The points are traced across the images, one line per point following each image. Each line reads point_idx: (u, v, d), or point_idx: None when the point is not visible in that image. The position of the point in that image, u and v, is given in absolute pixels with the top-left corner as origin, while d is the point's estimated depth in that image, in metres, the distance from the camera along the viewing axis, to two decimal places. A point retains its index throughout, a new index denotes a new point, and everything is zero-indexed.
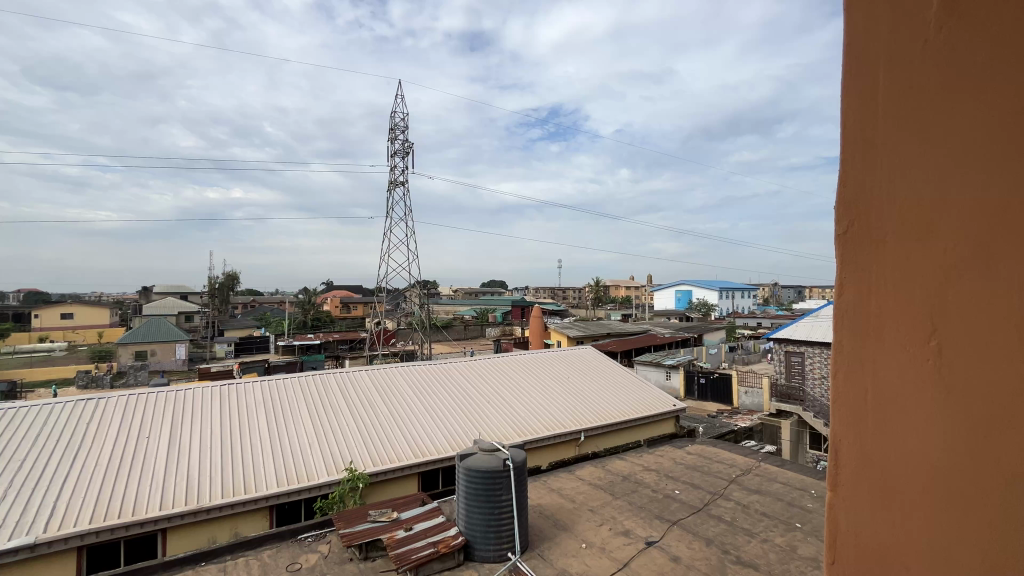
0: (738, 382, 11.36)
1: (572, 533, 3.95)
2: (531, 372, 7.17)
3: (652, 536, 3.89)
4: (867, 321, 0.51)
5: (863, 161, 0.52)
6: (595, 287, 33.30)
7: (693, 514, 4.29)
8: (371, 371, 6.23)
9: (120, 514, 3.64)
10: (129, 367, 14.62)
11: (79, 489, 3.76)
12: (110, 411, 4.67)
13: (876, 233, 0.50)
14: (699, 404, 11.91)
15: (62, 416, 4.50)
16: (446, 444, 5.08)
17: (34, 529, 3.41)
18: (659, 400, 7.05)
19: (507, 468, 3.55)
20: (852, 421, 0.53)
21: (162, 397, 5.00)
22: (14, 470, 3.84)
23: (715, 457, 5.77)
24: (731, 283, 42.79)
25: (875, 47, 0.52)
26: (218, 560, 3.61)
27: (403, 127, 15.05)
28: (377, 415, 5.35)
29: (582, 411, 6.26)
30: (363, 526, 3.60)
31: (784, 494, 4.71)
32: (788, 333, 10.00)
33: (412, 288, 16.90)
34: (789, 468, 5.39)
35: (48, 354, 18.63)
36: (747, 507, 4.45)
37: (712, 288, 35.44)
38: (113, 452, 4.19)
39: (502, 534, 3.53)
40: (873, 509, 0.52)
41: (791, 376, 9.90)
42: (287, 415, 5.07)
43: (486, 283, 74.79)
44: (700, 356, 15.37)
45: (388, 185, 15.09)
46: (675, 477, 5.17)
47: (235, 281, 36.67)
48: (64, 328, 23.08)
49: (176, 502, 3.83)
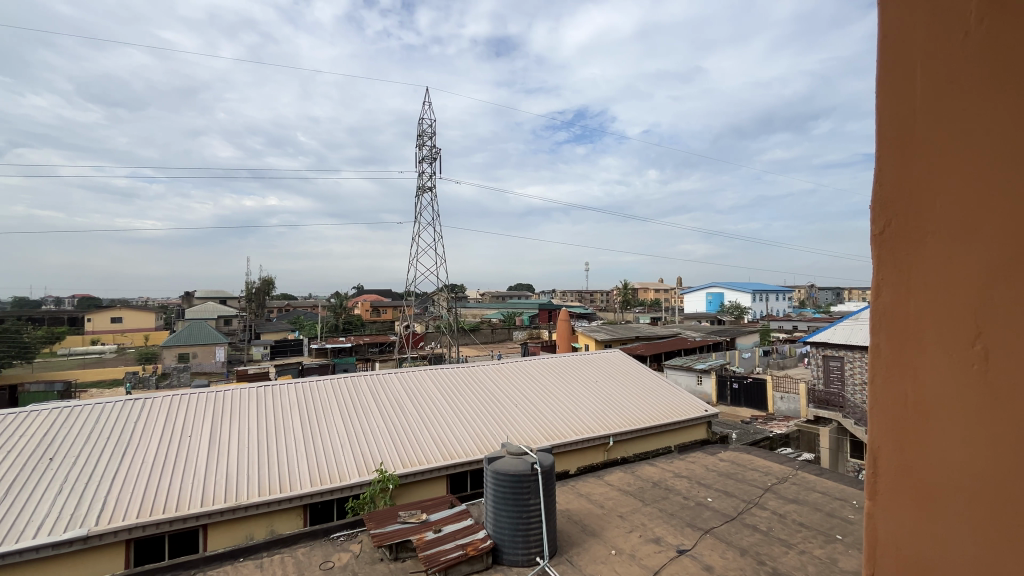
0: (773, 388, 11.00)
1: (601, 538, 3.92)
2: (558, 376, 7.14)
3: (683, 545, 3.81)
4: (902, 321, 0.50)
5: (901, 161, 0.50)
6: (623, 291, 32.95)
7: (727, 522, 4.18)
8: (400, 373, 6.37)
9: (164, 509, 3.81)
10: (173, 369, 15.39)
11: (126, 485, 3.96)
12: (156, 410, 4.91)
13: (915, 232, 0.49)
14: (732, 409, 11.57)
15: (113, 413, 4.77)
16: (474, 446, 5.11)
17: (88, 522, 3.60)
18: (690, 405, 6.90)
19: (535, 472, 3.54)
20: (891, 428, 0.52)
21: (204, 398, 5.23)
22: (68, 464, 4.08)
23: (749, 465, 5.59)
24: (764, 286, 41.57)
25: (910, 43, 0.50)
26: (255, 556, 3.72)
27: (430, 134, 15.27)
28: (407, 417, 5.43)
29: (610, 415, 6.21)
30: (393, 527, 3.65)
31: (824, 504, 4.53)
32: (826, 337, 9.62)
33: (440, 292, 17.09)
34: (829, 478, 5.18)
35: (100, 356, 19.79)
36: (784, 516, 4.31)
37: (744, 291, 34.61)
38: (159, 449, 4.40)
39: (530, 538, 3.52)
40: (911, 514, 0.50)
41: (830, 382, 9.44)
42: (320, 417, 5.20)
43: (513, 287, 74.83)
44: (733, 360, 14.92)
45: (416, 190, 15.37)
46: (708, 484, 5.04)
47: (271, 285, 38.06)
48: (114, 330, 24.40)
49: (216, 499, 3.98)
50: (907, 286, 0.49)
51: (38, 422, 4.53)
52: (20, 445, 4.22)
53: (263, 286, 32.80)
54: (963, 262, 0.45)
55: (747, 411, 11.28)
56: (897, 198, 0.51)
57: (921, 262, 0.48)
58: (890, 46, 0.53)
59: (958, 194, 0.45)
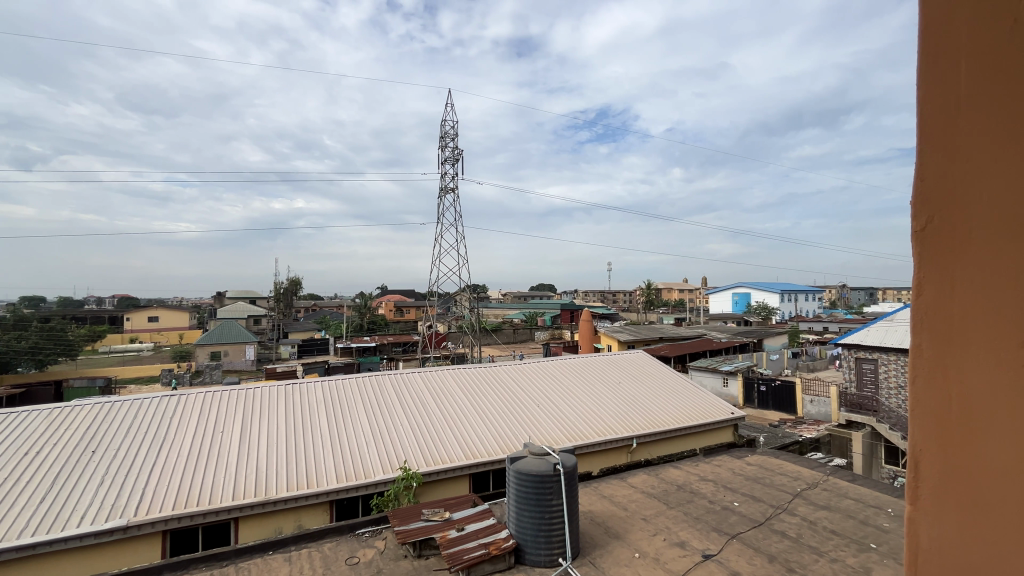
0: (803, 391, 10.69)
1: (624, 541, 3.88)
2: (580, 376, 7.10)
3: (709, 549, 3.74)
4: (948, 320, 0.48)
5: (946, 159, 0.49)
6: (646, 291, 32.54)
7: (754, 528, 4.08)
8: (423, 372, 6.43)
9: (198, 502, 3.95)
10: (206, 367, 15.90)
11: (163, 478, 4.11)
12: (190, 406, 5.09)
13: (960, 233, 0.47)
14: (760, 412, 11.31)
15: (151, 409, 4.97)
16: (496, 446, 5.13)
17: (127, 512, 3.75)
18: (715, 408, 6.78)
19: (558, 472, 3.52)
20: (936, 434, 0.51)
21: (236, 395, 5.40)
22: (109, 457, 4.26)
23: (778, 469, 5.46)
24: (794, 287, 40.48)
25: (957, 31, 0.48)
26: (284, 549, 3.81)
27: (452, 135, 15.31)
28: (429, 417, 5.48)
29: (633, 416, 6.15)
30: (416, 525, 3.68)
31: (856, 511, 4.39)
32: (858, 339, 9.36)
33: (462, 292, 17.16)
34: (862, 484, 5.01)
35: (138, 355, 20.57)
36: (815, 523, 4.18)
37: (771, 292, 33.78)
38: (193, 443, 4.56)
39: (553, 539, 3.51)
40: (953, 520, 0.49)
41: (863, 386, 9.28)
42: (346, 415, 5.30)
43: (535, 286, 74.92)
44: (760, 362, 14.59)
45: (439, 192, 15.44)
46: (734, 489, 4.93)
47: (298, 286, 38.84)
48: (151, 329, 25.37)
49: (247, 493, 4.10)
50: (950, 283, 0.48)
51: (82, 416, 4.75)
52: (64, 438, 4.43)
53: (291, 287, 33.54)
54: (1008, 264, 0.43)
55: (774, 414, 11.01)
56: (939, 194, 0.49)
57: (969, 261, 0.46)
58: (935, 36, 0.51)
59: (996, 195, 0.45)
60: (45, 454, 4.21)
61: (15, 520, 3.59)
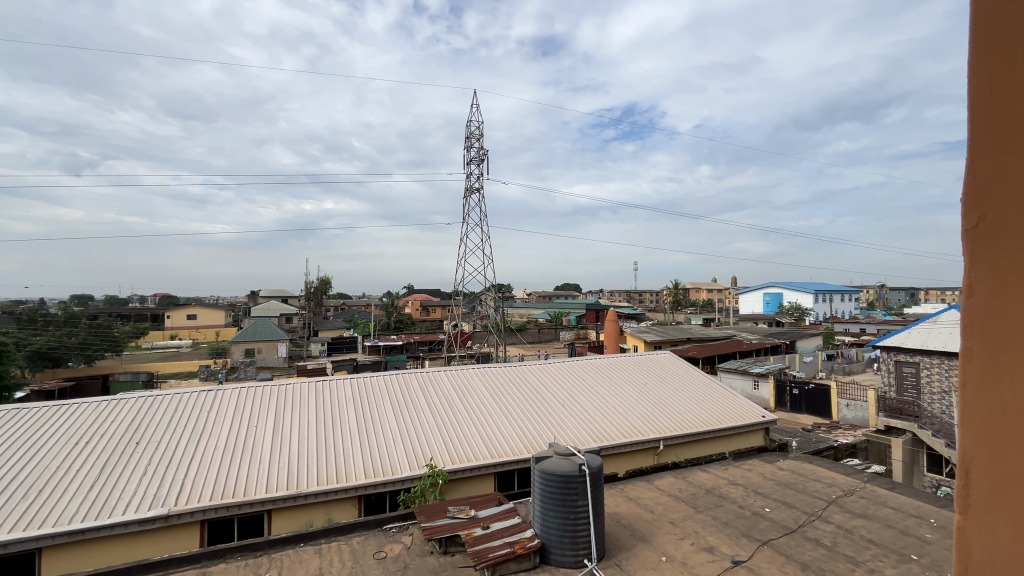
0: (838, 395, 10.34)
1: (650, 544, 3.83)
2: (606, 377, 7.04)
3: (739, 556, 3.65)
4: (1001, 324, 0.46)
5: (997, 152, 0.47)
6: (673, 291, 31.98)
7: (786, 535, 3.97)
8: (449, 372, 6.50)
9: (234, 494, 4.09)
10: (241, 363, 16.49)
11: (201, 470, 4.28)
12: (226, 401, 5.28)
13: (1013, 237, 0.45)
14: (792, 415, 11.00)
15: (190, 403, 5.18)
16: (521, 446, 5.13)
17: (168, 502, 3.92)
18: (746, 411, 6.60)
19: (583, 474, 3.49)
20: (987, 442, 0.48)
21: (270, 391, 5.58)
22: (152, 448, 4.46)
23: (811, 475, 5.28)
24: (828, 287, 39.12)
25: (1004, 26, 0.47)
26: (314, 542, 3.90)
27: (478, 135, 15.36)
28: (455, 415, 5.53)
29: (660, 418, 6.07)
30: (442, 521, 3.72)
31: (896, 521, 4.21)
32: (899, 341, 8.98)
33: (487, 292, 17.23)
34: (902, 493, 4.81)
35: (177, 351, 21.48)
36: (851, 532, 4.04)
37: (805, 292, 32.70)
38: (229, 437, 4.73)
39: (578, 540, 3.50)
40: (1007, 534, 0.46)
41: (903, 390, 8.90)
42: (373, 412, 5.39)
43: (560, 287, 75.04)
44: (793, 364, 14.12)
45: (465, 193, 15.51)
46: (765, 494, 4.81)
47: (327, 286, 39.97)
48: (190, 327, 26.46)
49: (280, 486, 4.23)
50: (1003, 283, 0.46)
51: (126, 409, 4.99)
52: (111, 429, 4.67)
53: (321, 286, 34.36)
54: None
55: (808, 419, 10.65)
56: (993, 194, 0.47)
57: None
58: (985, 25, 0.49)
59: None
60: (93, 445, 4.44)
61: (67, 506, 3.80)
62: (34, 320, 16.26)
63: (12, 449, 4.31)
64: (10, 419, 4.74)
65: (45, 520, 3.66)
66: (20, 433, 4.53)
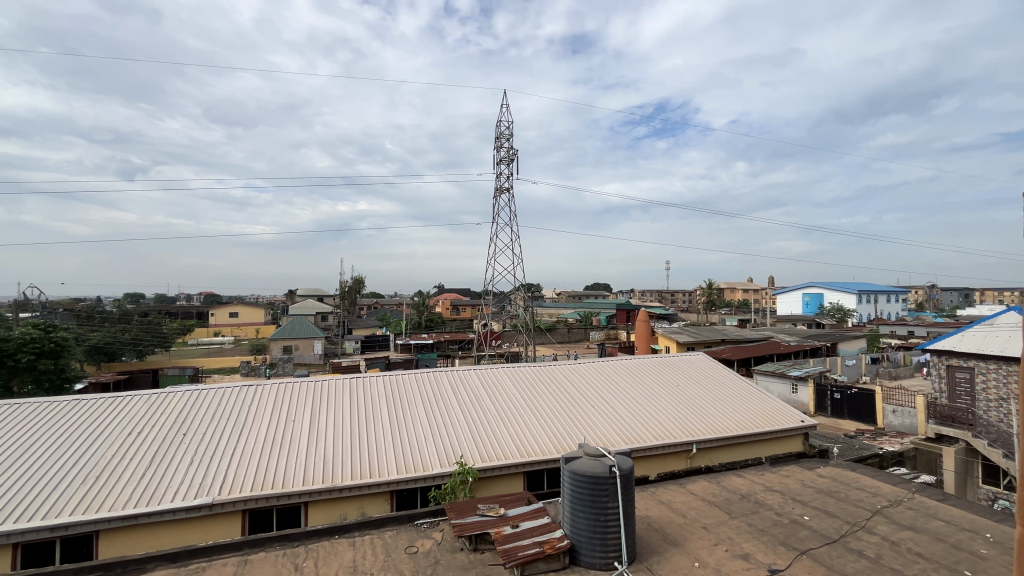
0: (884, 400, 9.86)
1: (683, 549, 3.76)
2: (637, 378, 6.94)
3: (776, 564, 3.54)
4: None
5: None
6: (707, 290, 31.19)
7: (827, 545, 3.82)
8: (479, 371, 6.55)
9: (272, 485, 4.25)
10: (279, 359, 17.08)
11: (242, 461, 4.47)
12: (266, 396, 5.49)
13: None
14: (833, 421, 10.55)
15: (232, 397, 5.41)
16: (551, 445, 5.12)
17: (212, 491, 4.11)
18: (784, 415, 6.40)
19: (614, 476, 3.45)
20: None
21: (307, 386, 5.76)
22: (197, 439, 4.69)
23: (854, 484, 5.06)
24: (874, 287, 37.23)
25: None
26: (348, 535, 4.00)
27: (508, 134, 15.31)
28: (485, 414, 5.56)
29: (693, 420, 5.95)
30: (472, 519, 3.75)
31: (947, 535, 3.99)
32: (951, 344, 8.39)
33: (517, 291, 17.23)
34: (953, 505, 4.55)
35: (221, 347, 22.46)
36: (897, 544, 3.85)
37: (848, 291, 31.23)
38: (269, 431, 4.91)
39: (608, 542, 3.46)
40: None
41: (956, 397, 8.29)
42: (405, 409, 5.49)
43: (590, 286, 74.57)
44: (834, 367, 13.57)
45: (494, 193, 15.51)
46: (804, 501, 4.64)
47: (360, 284, 41.02)
48: (233, 324, 27.63)
49: (316, 479, 4.36)
50: None
51: (174, 402, 5.25)
52: (161, 421, 4.93)
53: (355, 285, 35.17)
54: None
55: (850, 424, 10.21)
56: None
57: None
58: None
59: None
60: (143, 435, 4.69)
61: (120, 492, 4.03)
62: (93, 317, 17.38)
63: (72, 438, 4.60)
64: (70, 410, 5.06)
65: (101, 504, 3.90)
66: (78, 423, 4.82)
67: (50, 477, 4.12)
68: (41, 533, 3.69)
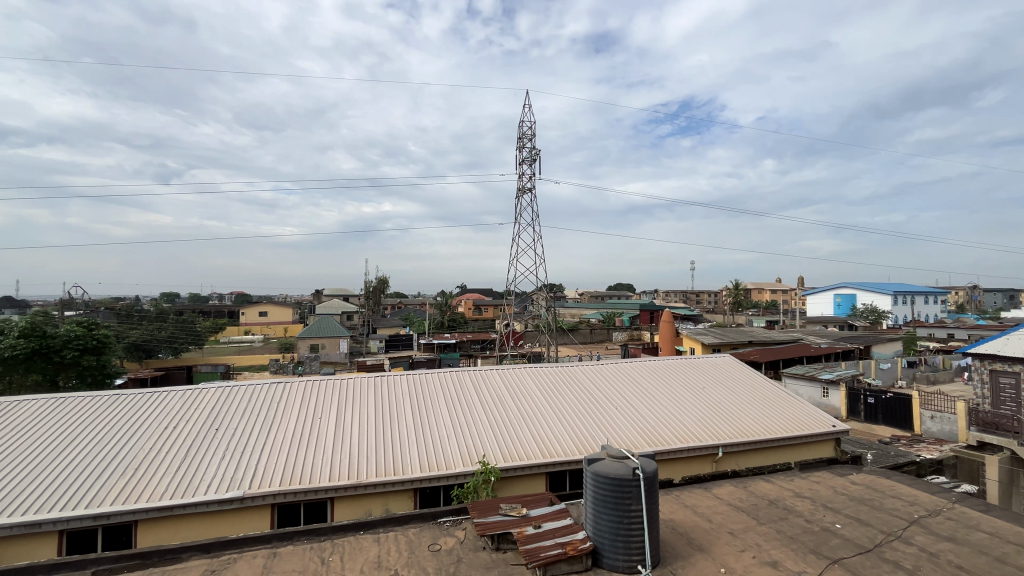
0: (921, 406, 9.49)
1: (708, 554, 3.70)
2: (661, 380, 6.84)
3: (806, 573, 3.44)
4: None
5: None
6: (734, 291, 30.51)
7: (860, 554, 3.69)
8: (501, 371, 6.56)
9: (300, 480, 4.35)
10: (306, 358, 17.45)
11: (271, 456, 4.59)
12: (293, 394, 5.62)
13: None
14: (866, 426, 10.20)
15: (262, 395, 5.56)
16: (573, 446, 5.10)
17: (243, 484, 4.24)
18: (814, 420, 6.21)
19: (638, 478, 3.41)
20: None
21: (333, 384, 5.88)
22: (229, 435, 4.83)
23: (889, 492, 4.87)
24: (912, 288, 35.75)
25: None
26: (373, 531, 4.07)
27: (531, 135, 15.28)
28: (507, 414, 5.57)
29: (719, 423, 5.83)
30: (495, 518, 3.76)
31: (990, 547, 3.81)
32: (995, 348, 8.02)
33: (540, 292, 17.17)
34: (997, 517, 4.33)
35: (251, 346, 23.05)
36: (936, 556, 3.69)
37: (882, 292, 30.12)
38: (296, 428, 5.02)
39: (631, 545, 3.42)
40: None
41: (999, 403, 7.77)
42: (428, 409, 5.54)
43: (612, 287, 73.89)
44: (868, 370, 13.05)
45: (517, 193, 15.50)
46: (836, 509, 4.50)
47: (385, 284, 41.61)
48: (262, 323, 28.36)
49: (341, 476, 4.44)
50: None
51: (207, 399, 5.43)
52: (195, 416, 5.10)
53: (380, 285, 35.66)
54: None
55: (885, 430, 9.82)
56: None
57: None
58: None
59: None
60: (178, 430, 4.86)
61: (157, 484, 4.18)
62: (132, 316, 18.08)
63: (113, 431, 4.81)
64: (111, 405, 5.28)
65: (140, 495, 4.06)
66: (118, 418, 5.03)
67: (93, 468, 4.31)
68: (84, 521, 3.86)
